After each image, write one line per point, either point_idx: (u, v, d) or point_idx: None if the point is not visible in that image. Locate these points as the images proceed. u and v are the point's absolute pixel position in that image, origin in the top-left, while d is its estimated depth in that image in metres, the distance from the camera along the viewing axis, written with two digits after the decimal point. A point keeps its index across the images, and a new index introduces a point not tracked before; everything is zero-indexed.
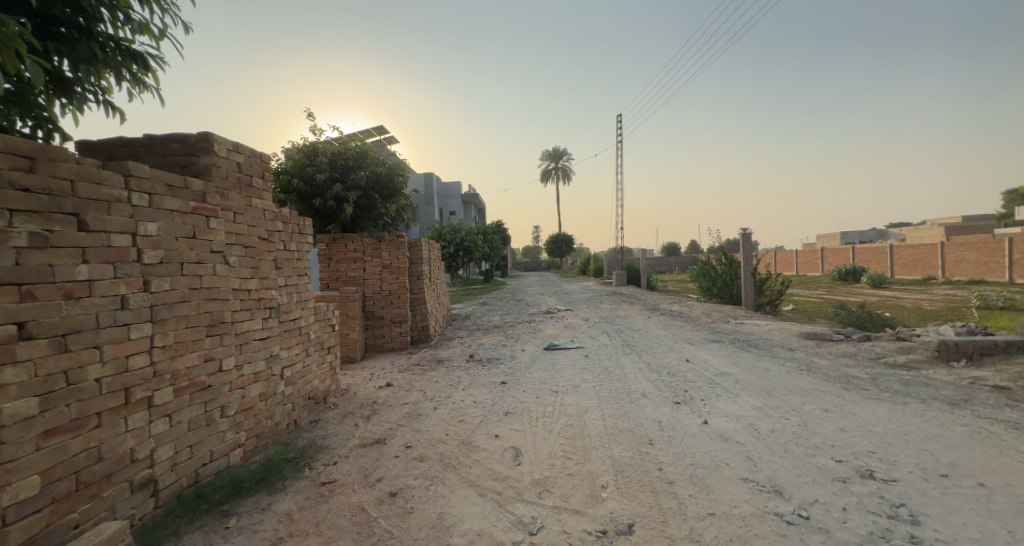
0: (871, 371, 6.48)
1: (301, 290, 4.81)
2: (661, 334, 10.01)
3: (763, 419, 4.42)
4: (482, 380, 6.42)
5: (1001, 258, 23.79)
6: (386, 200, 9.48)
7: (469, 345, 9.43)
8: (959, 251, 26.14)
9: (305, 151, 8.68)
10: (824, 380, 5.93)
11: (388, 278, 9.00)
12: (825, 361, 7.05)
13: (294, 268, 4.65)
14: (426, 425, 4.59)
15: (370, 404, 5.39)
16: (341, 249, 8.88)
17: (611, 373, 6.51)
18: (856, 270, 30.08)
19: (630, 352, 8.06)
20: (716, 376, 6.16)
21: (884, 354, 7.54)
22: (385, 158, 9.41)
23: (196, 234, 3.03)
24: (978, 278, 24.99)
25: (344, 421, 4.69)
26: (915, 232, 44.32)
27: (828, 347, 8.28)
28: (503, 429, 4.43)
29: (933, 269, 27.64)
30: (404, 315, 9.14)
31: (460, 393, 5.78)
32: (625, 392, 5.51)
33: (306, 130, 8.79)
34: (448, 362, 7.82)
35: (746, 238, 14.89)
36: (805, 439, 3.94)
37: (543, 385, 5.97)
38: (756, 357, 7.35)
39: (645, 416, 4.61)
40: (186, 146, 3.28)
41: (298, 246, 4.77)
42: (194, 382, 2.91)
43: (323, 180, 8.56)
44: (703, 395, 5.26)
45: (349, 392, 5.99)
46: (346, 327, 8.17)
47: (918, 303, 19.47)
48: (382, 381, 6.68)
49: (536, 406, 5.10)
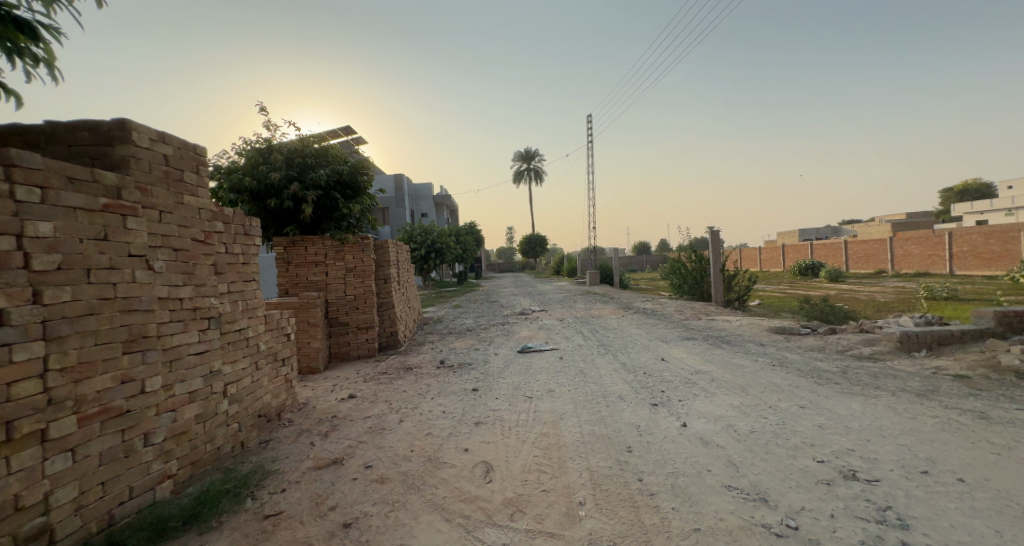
0: (841, 364, 6.51)
1: (247, 297, 4.44)
2: (636, 332, 9.92)
3: (742, 419, 4.30)
4: (453, 388, 6.11)
5: (943, 252, 25.20)
6: (348, 200, 9.01)
7: (440, 350, 9.08)
8: (905, 246, 27.53)
9: (258, 148, 8.12)
10: (797, 375, 5.90)
11: (353, 282, 8.56)
12: (796, 356, 7.06)
13: (237, 273, 4.28)
14: (390, 441, 4.26)
15: (330, 419, 5.03)
16: (300, 253, 8.36)
17: (587, 375, 6.31)
18: (815, 265, 31.23)
19: (605, 352, 7.91)
20: (692, 374, 6.05)
21: (850, 346, 7.62)
22: (347, 156, 8.93)
23: (108, 235, 2.62)
24: (923, 271, 26.35)
25: (299, 441, 4.32)
26: (866, 229, 46.61)
27: (797, 341, 8.35)
28: (473, 441, 4.15)
29: (883, 263, 29.00)
30: (370, 321, 8.71)
31: (429, 403, 5.46)
32: (601, 395, 5.31)
33: (260, 127, 8.25)
34: (417, 369, 7.46)
35: (715, 235, 15.07)
36: (784, 439, 3.82)
37: (516, 391, 5.71)
38: (729, 353, 7.32)
39: (622, 421, 4.41)
40: (97, 135, 2.91)
41: (243, 249, 4.40)
42: (107, 408, 2.52)
43: (279, 179, 8.03)
44: (681, 396, 5.11)
45: (307, 406, 5.60)
46: (307, 336, 7.67)
47: (872, 295, 20.32)
48: (346, 392, 6.28)
49: (509, 415, 4.83)
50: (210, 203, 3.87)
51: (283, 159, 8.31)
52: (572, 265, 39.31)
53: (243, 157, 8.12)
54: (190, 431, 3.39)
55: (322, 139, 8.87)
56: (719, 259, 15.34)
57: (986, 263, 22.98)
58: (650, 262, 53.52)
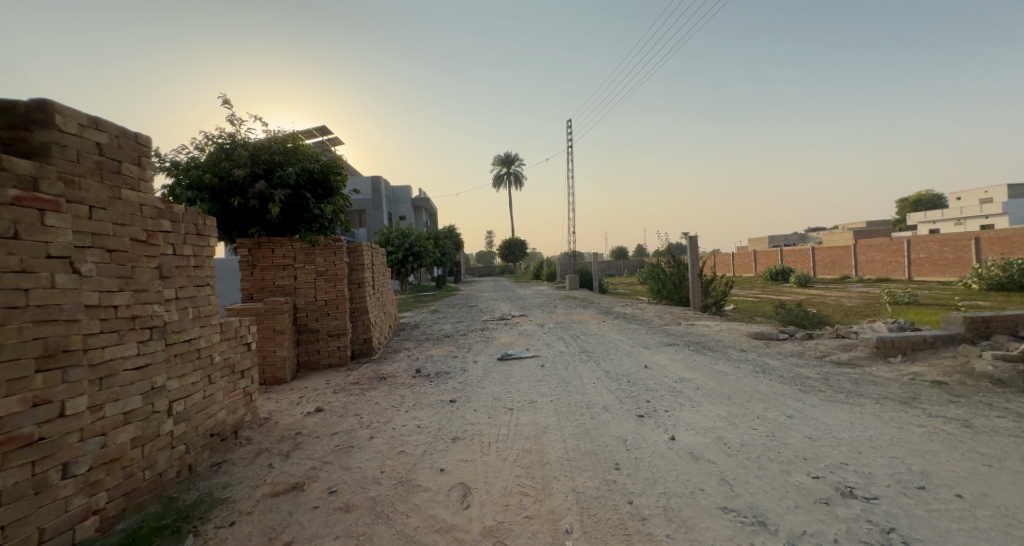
0: (821, 370, 6.44)
1: (199, 303, 4.12)
2: (617, 338, 9.75)
3: (731, 431, 4.13)
4: (429, 399, 5.78)
5: (902, 258, 26.15)
6: (320, 200, 8.59)
7: (416, 358, 8.71)
8: (867, 253, 28.46)
9: (221, 144, 7.63)
10: (781, 382, 5.80)
11: (324, 287, 8.14)
12: (776, 362, 6.97)
13: (188, 278, 3.97)
14: (359, 461, 3.93)
15: (294, 436, 4.68)
16: (266, 255, 7.87)
17: (569, 384, 6.07)
18: (785, 271, 31.99)
19: (588, 359, 7.70)
20: (677, 383, 5.88)
21: (828, 352, 7.58)
22: (318, 153, 8.51)
23: (19, 233, 2.43)
24: (885, 277, 27.27)
25: (256, 463, 4.00)
26: (830, 236, 48.26)
27: (776, 347, 8.30)
28: (449, 460, 3.85)
29: (848, 269, 29.89)
30: (342, 327, 8.29)
31: (403, 416, 5.12)
32: (585, 406, 5.07)
33: (224, 121, 7.76)
34: (390, 378, 7.09)
35: (691, 240, 15.12)
36: (776, 452, 3.66)
37: (496, 402, 5.43)
38: (712, 360, 7.20)
39: (608, 435, 4.19)
40: (12, 117, 2.70)
41: (195, 250, 4.10)
42: (12, 439, 2.34)
43: (244, 177, 7.55)
44: (667, 406, 4.93)
45: (269, 420, 5.23)
46: (273, 344, 7.21)
47: (839, 300, 20.80)
48: (314, 404, 5.89)
49: (488, 429, 4.54)
50: (155, 199, 3.57)
51: (248, 156, 7.83)
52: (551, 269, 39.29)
53: (204, 153, 7.61)
54: (125, 455, 3.10)
55: (291, 136, 8.42)
56: (696, 264, 15.41)
57: (942, 269, 23.91)
58: (627, 267, 54.06)
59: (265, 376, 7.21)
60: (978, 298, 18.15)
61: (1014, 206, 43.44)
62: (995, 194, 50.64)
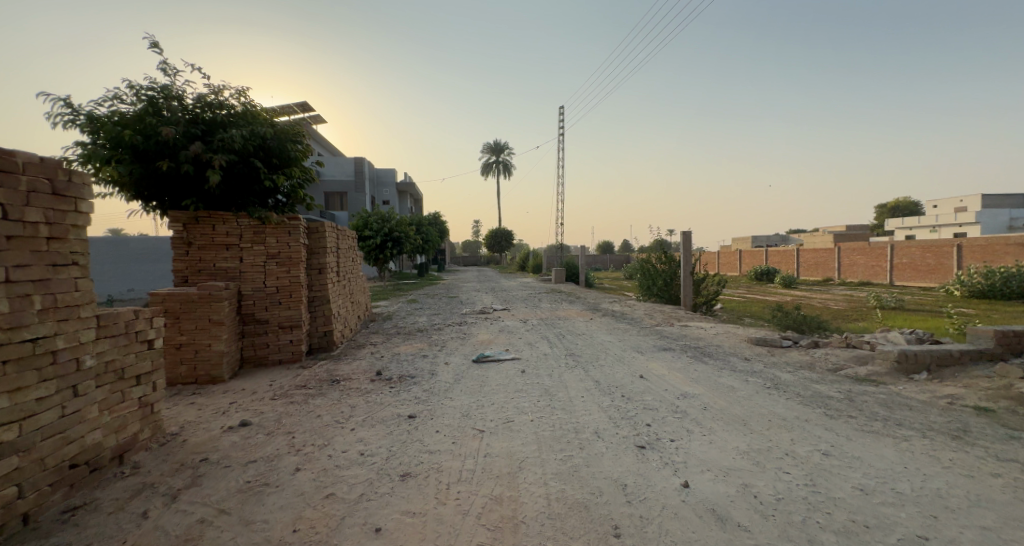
0: (843, 384, 5.56)
1: (53, 288, 3.15)
2: (606, 340, 8.81)
3: (760, 473, 3.22)
4: (383, 412, 4.74)
5: (884, 262, 25.81)
6: (273, 170, 7.43)
7: (381, 356, 7.64)
8: (851, 255, 28.04)
9: (150, 95, 6.38)
10: (802, 401, 4.90)
11: (276, 272, 7.01)
12: (787, 374, 6.07)
13: (33, 254, 3.03)
14: (266, 510, 2.92)
15: (196, 464, 3.63)
16: (205, 232, 6.71)
17: (553, 398, 5.10)
18: (770, 272, 31.62)
19: (575, 365, 6.74)
20: (680, 400, 4.96)
21: (841, 363, 6.69)
22: (273, 117, 7.34)
23: None
24: (867, 280, 26.92)
25: (124, 510, 3.00)
26: (810, 238, 48.32)
27: (781, 356, 7.42)
28: (388, 514, 2.84)
29: (831, 272, 29.46)
30: (297, 319, 7.16)
31: (345, 437, 4.08)
32: (572, 431, 4.10)
33: (158, 70, 6.53)
34: (344, 382, 6.02)
35: (684, 235, 14.28)
36: (826, 512, 2.75)
37: (464, 421, 4.42)
38: (715, 371, 6.30)
39: (603, 476, 3.24)
40: None
41: (47, 216, 3.15)
42: None
43: (176, 136, 6.32)
44: (672, 433, 4.00)
45: (177, 438, 4.15)
46: (207, 337, 6.06)
47: (825, 303, 20.25)
48: (242, 415, 4.81)
49: (449, 462, 3.53)
50: None
51: (184, 112, 6.60)
52: (537, 261, 38.37)
53: (129, 105, 6.37)
54: None
55: (241, 93, 7.23)
56: (688, 261, 14.57)
57: (925, 275, 23.60)
58: (612, 261, 53.55)
59: (197, 374, 6.06)
60: (963, 306, 17.67)
61: (989, 215, 44.01)
62: (971, 203, 51.40)
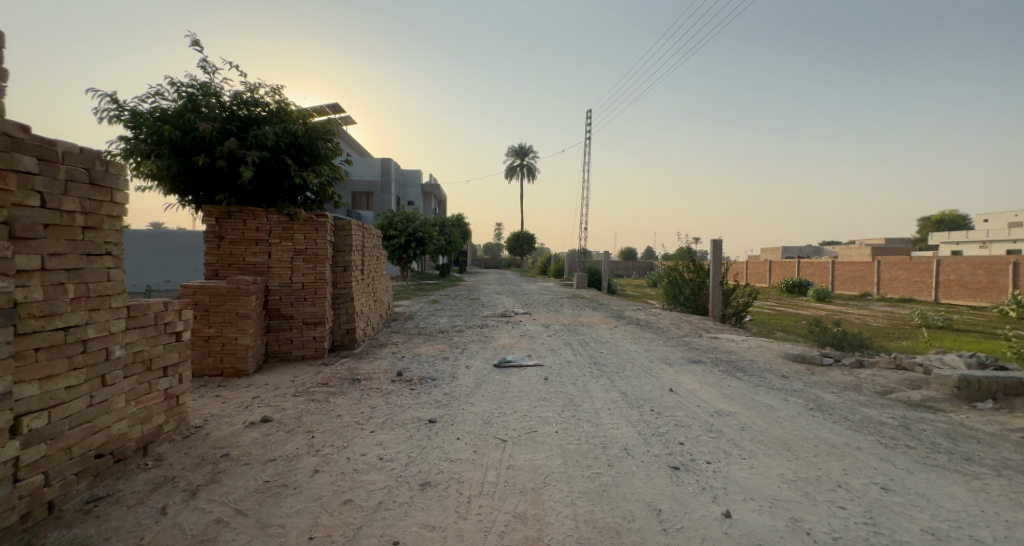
0: (894, 409, 5.14)
1: (86, 277, 3.13)
2: (632, 350, 8.52)
3: (810, 505, 2.94)
4: (403, 415, 4.63)
5: (929, 278, 24.43)
6: (304, 167, 7.47)
7: (402, 356, 7.57)
8: (892, 270, 26.64)
9: (189, 92, 6.50)
10: (850, 425, 4.54)
11: (302, 268, 7.03)
12: (831, 395, 5.67)
13: (68, 242, 3.02)
14: (284, 514, 2.82)
15: (217, 459, 3.58)
16: (236, 226, 6.79)
17: (579, 409, 4.90)
18: (803, 284, 30.41)
19: (600, 375, 6.50)
20: (714, 418, 4.68)
21: (890, 386, 6.22)
22: (305, 115, 7.38)
23: None
24: (908, 296, 25.52)
25: (144, 505, 2.95)
26: (846, 250, 46.42)
27: (822, 375, 6.97)
28: (408, 527, 2.70)
29: (869, 286, 28.06)
30: (321, 315, 7.17)
31: (365, 440, 3.98)
32: (599, 445, 3.89)
33: (197, 67, 6.66)
34: (365, 382, 5.96)
35: (714, 243, 13.81)
36: None
37: (486, 429, 4.26)
38: (750, 388, 5.96)
39: (636, 498, 3.03)
40: None
41: (84, 205, 3.13)
42: None
43: (211, 132, 6.41)
44: (708, 454, 3.74)
45: (199, 431, 4.13)
46: (234, 330, 6.10)
47: (864, 319, 19.25)
48: (264, 410, 4.78)
49: (471, 473, 3.38)
50: (4, 123, 2.65)
51: (221, 109, 6.71)
52: (560, 265, 38.06)
53: (170, 101, 6.50)
54: None
55: (276, 91, 7.31)
56: (718, 270, 14.07)
57: (975, 293, 22.21)
58: (636, 268, 52.69)
59: (223, 367, 6.11)
60: (1018, 328, 16.47)
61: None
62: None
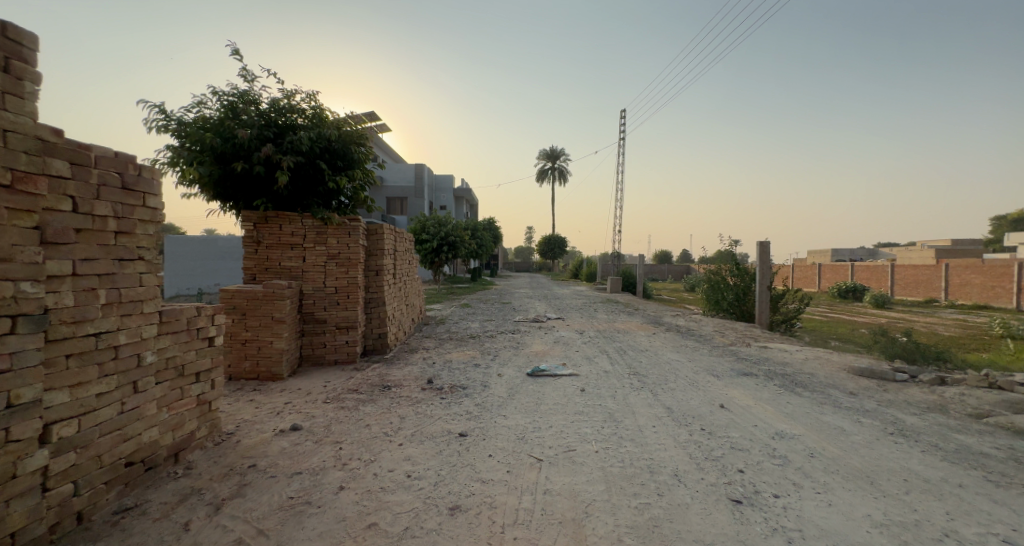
0: (991, 436, 4.46)
1: (118, 282, 3.10)
2: (674, 360, 8.00)
3: None
4: (433, 428, 4.41)
5: (1008, 284, 22.09)
6: (337, 172, 7.48)
7: (434, 363, 7.40)
8: (963, 274, 24.34)
9: (230, 100, 6.62)
10: (940, 454, 3.94)
11: (335, 272, 7.01)
12: (910, 417, 5.01)
13: (101, 248, 2.98)
14: (308, 536, 2.65)
15: (245, 470, 3.47)
16: (273, 231, 6.84)
17: (620, 426, 4.52)
18: (858, 289, 28.37)
19: (640, 387, 6.07)
20: (775, 441, 4.19)
21: (981, 408, 5.45)
22: (339, 120, 7.41)
23: None
24: (983, 303, 23.22)
25: (169, 519, 2.85)
26: (907, 252, 43.04)
27: (895, 393, 6.22)
28: None
29: (935, 292, 25.76)
30: (353, 320, 7.12)
31: (394, 454, 3.79)
32: (646, 470, 3.52)
33: (238, 76, 6.79)
34: (395, 389, 5.80)
35: (761, 246, 12.96)
36: None
37: (519, 446, 3.97)
38: (812, 406, 5.37)
39: (693, 538, 2.64)
40: None
41: (117, 210, 3.10)
42: None
43: (250, 138, 6.49)
44: (774, 485, 3.30)
45: (230, 439, 4.06)
46: (269, 334, 6.11)
47: (933, 328, 17.57)
48: (294, 418, 4.69)
49: (505, 497, 3.10)
50: (37, 126, 2.62)
51: (259, 116, 6.79)
52: (593, 268, 37.31)
53: (211, 110, 6.65)
54: None
55: (312, 97, 7.37)
56: (766, 275, 13.19)
57: None
58: (673, 272, 51.01)
59: (258, 371, 6.13)
60: None
61: None
62: None
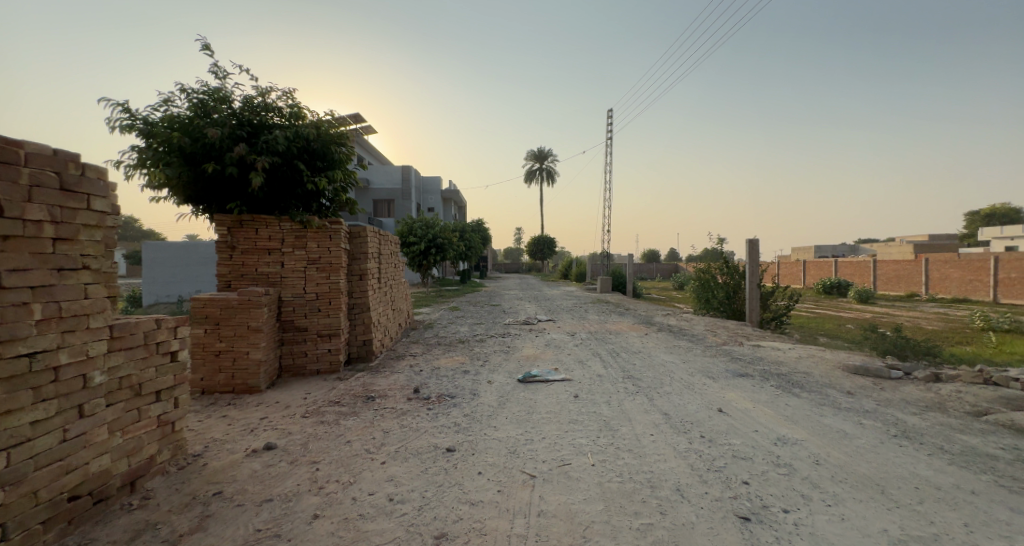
0: (997, 435, 4.32)
1: (57, 295, 2.77)
2: (667, 362, 7.80)
3: None
4: (418, 443, 4.13)
5: (986, 277, 22.43)
6: (316, 172, 7.15)
7: (421, 370, 7.10)
8: (943, 268, 24.67)
9: (200, 99, 6.27)
10: (949, 457, 3.77)
11: (315, 277, 6.68)
12: (912, 418, 4.86)
13: (34, 257, 2.67)
14: None
15: (210, 497, 3.17)
16: (248, 235, 6.50)
17: (616, 435, 4.28)
18: (841, 285, 28.65)
19: (635, 392, 5.85)
20: (779, 448, 3.98)
21: (981, 405, 5.34)
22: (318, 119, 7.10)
23: None
24: (962, 297, 23.54)
25: None
26: (887, 248, 43.73)
27: (893, 391, 6.09)
28: None
29: (916, 286, 26.09)
30: (336, 327, 6.80)
31: (375, 474, 3.50)
32: (646, 485, 3.29)
33: (209, 73, 6.45)
34: (379, 400, 5.50)
35: (750, 244, 12.89)
36: None
37: (511, 461, 3.71)
38: (812, 409, 5.20)
39: None
40: None
41: (54, 214, 2.78)
42: None
43: (221, 138, 6.14)
44: (782, 497, 3.10)
45: (197, 462, 3.74)
46: (245, 345, 5.77)
47: (916, 322, 17.68)
48: (269, 435, 4.37)
49: (495, 521, 2.85)
50: None
51: (232, 114, 6.45)
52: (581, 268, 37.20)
53: (180, 108, 6.29)
54: None
55: (288, 94, 7.03)
56: (755, 272, 13.10)
57: None
58: (660, 270, 51.19)
59: (233, 384, 5.78)
60: None
61: None
62: None
